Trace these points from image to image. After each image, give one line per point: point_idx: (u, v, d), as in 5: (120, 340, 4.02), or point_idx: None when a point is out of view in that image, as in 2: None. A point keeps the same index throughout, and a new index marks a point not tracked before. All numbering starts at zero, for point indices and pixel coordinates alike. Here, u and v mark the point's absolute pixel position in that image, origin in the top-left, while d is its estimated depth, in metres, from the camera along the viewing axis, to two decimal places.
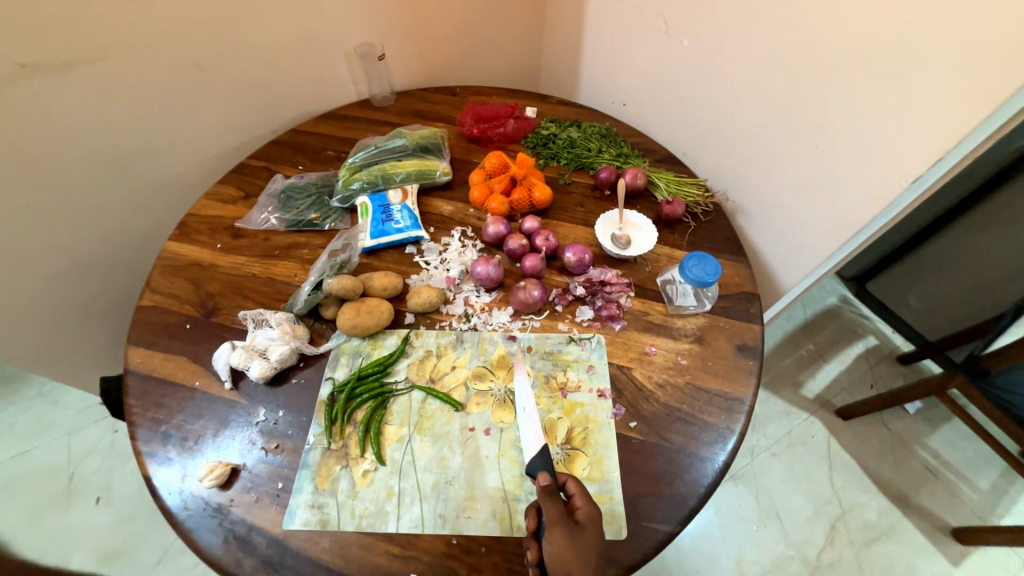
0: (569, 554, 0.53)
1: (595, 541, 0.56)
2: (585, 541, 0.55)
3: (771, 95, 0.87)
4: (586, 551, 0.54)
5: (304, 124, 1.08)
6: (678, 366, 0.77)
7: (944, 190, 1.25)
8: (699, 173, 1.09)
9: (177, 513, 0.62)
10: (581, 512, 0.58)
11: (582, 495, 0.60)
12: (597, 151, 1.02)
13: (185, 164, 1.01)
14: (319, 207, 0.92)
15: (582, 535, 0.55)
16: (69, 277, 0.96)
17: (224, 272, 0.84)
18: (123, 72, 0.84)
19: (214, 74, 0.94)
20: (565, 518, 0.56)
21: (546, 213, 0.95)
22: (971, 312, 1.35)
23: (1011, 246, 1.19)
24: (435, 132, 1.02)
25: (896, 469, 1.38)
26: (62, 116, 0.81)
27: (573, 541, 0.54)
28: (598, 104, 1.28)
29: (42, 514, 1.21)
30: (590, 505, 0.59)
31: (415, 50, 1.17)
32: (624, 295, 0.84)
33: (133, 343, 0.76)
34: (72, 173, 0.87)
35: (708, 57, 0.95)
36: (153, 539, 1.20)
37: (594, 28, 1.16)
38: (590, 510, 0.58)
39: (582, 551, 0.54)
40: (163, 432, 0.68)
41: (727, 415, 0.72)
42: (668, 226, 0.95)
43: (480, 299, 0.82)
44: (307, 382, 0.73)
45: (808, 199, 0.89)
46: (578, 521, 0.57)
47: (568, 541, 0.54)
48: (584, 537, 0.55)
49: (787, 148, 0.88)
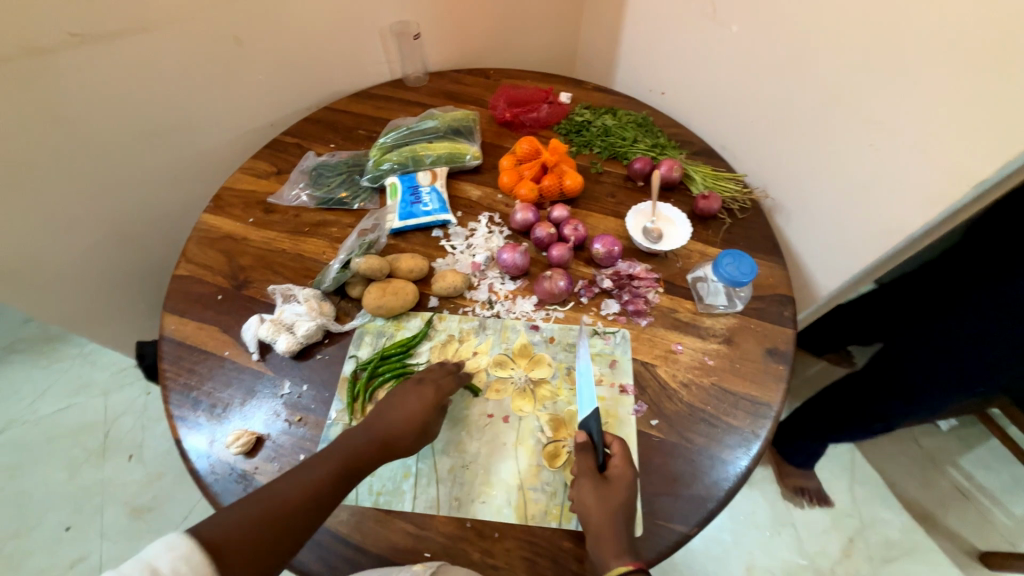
0: (591, 500, 0.58)
1: (623, 494, 0.59)
2: (610, 495, 0.58)
3: (821, 86, 0.82)
4: (612, 502, 0.58)
5: (338, 103, 1.08)
6: (704, 367, 0.74)
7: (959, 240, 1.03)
8: (738, 167, 1.04)
9: (205, 476, 0.64)
10: (614, 471, 0.60)
11: (621, 456, 0.61)
12: (632, 141, 0.99)
13: (222, 139, 1.02)
14: (349, 186, 0.92)
15: (609, 489, 0.59)
16: (111, 245, 1.00)
17: (256, 246, 0.85)
18: (164, 45, 0.85)
19: (252, 50, 0.94)
20: (595, 472, 0.60)
21: (576, 202, 0.93)
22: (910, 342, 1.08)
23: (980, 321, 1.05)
24: (467, 115, 1.01)
25: (924, 487, 1.33)
26: (104, 87, 0.83)
27: (597, 492, 0.58)
28: (635, 93, 1.24)
29: (79, 466, 1.29)
30: (627, 468, 0.60)
31: (450, 30, 1.15)
32: (652, 290, 0.81)
33: (169, 310, 0.78)
34: (118, 144, 0.90)
35: (757, 44, 0.89)
36: (181, 497, 1.27)
37: (636, 12, 1.12)
38: (624, 472, 0.60)
39: (605, 503, 0.58)
40: (194, 397, 0.70)
41: (753, 420, 0.70)
42: (702, 222, 0.91)
43: (504, 287, 0.82)
44: (331, 358, 0.74)
45: (854, 200, 0.84)
46: (609, 476, 0.60)
47: (592, 490, 0.58)
48: (611, 492, 0.58)
49: (835, 145, 0.83)
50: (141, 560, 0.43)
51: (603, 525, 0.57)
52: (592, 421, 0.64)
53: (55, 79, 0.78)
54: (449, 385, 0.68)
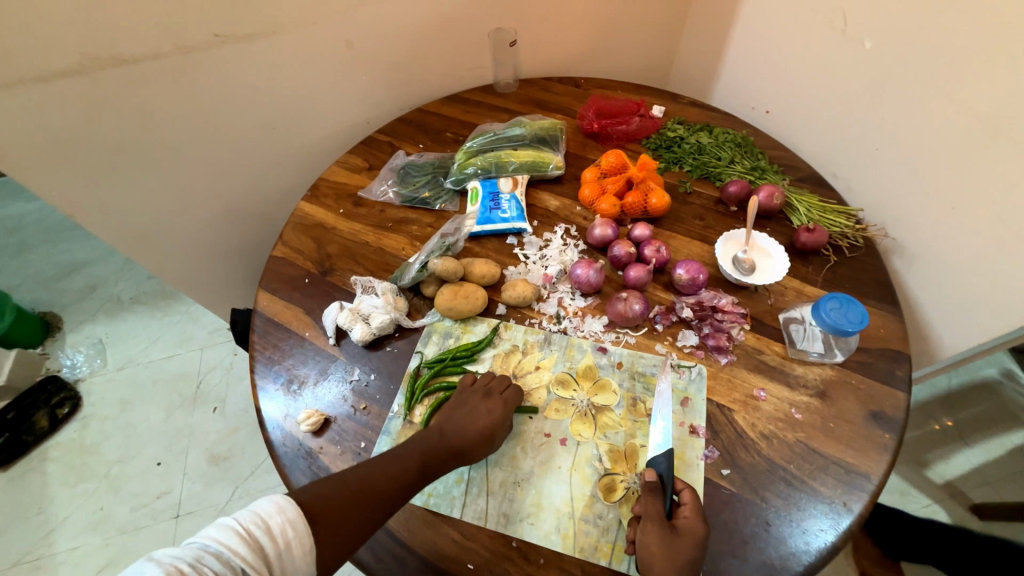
0: (656, 548, 0.54)
1: (692, 548, 0.54)
2: (680, 547, 0.54)
3: (977, 117, 0.71)
4: (678, 555, 0.53)
5: (430, 105, 1.12)
6: (790, 420, 0.67)
7: None
8: (851, 199, 0.93)
9: (277, 446, 0.69)
10: (684, 521, 0.56)
11: (693, 507, 0.57)
12: (729, 162, 0.92)
13: (324, 134, 1.11)
14: (433, 186, 0.95)
15: (677, 541, 0.54)
16: (222, 221, 1.12)
17: (343, 236, 0.91)
18: (289, 46, 0.93)
19: (361, 53, 1.01)
20: (662, 518, 0.56)
21: (659, 222, 0.88)
22: None
23: None
24: (554, 124, 1.00)
25: None
26: (235, 82, 0.93)
27: (665, 542, 0.54)
28: (734, 110, 1.15)
29: (174, 410, 1.46)
30: (698, 521, 0.56)
31: (546, 38, 1.15)
32: (737, 326, 0.75)
33: (263, 287, 0.85)
34: (240, 132, 1.00)
35: (896, 63, 0.79)
36: (250, 453, 1.39)
37: (747, 25, 1.04)
38: (695, 525, 0.56)
39: (674, 554, 0.53)
40: (275, 371, 0.76)
41: (845, 491, 0.61)
42: (802, 257, 0.82)
43: (574, 303, 0.79)
44: (399, 352, 0.76)
45: (1006, 254, 0.72)
46: (677, 527, 0.56)
47: (660, 539, 0.54)
48: (678, 544, 0.54)
49: (989, 187, 0.72)
50: (256, 514, 0.49)
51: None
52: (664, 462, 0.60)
53: (200, 73, 0.88)
54: (515, 399, 0.68)
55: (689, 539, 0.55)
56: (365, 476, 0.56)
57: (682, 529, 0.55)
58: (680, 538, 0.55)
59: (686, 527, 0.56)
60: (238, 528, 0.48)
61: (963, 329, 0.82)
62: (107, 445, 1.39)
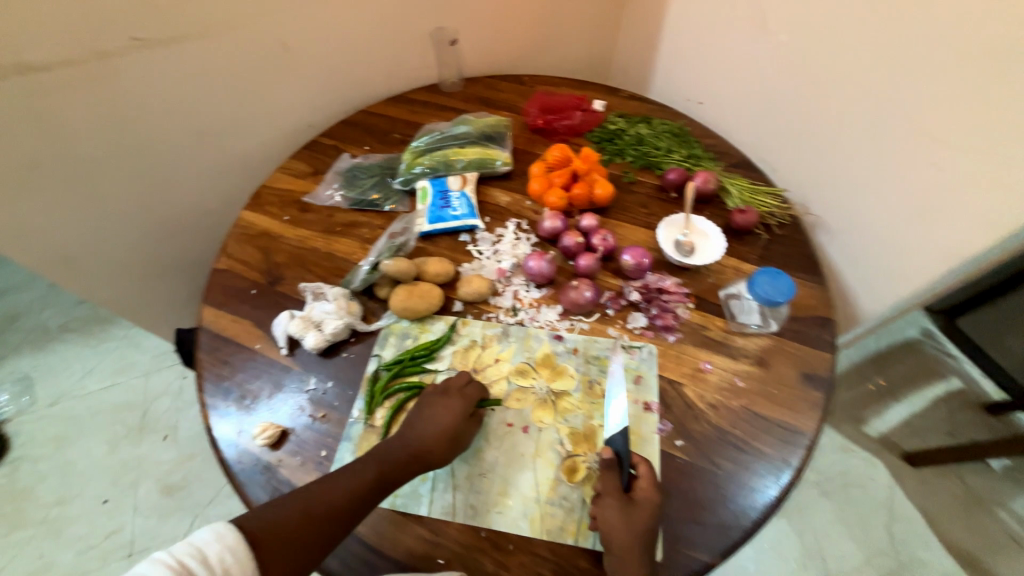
0: (615, 521, 0.57)
1: (647, 515, 0.58)
2: (636, 516, 0.57)
3: (878, 104, 0.79)
4: (635, 525, 0.57)
5: (374, 106, 1.11)
6: (734, 388, 0.71)
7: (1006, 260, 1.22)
8: (779, 181, 1.00)
9: (232, 465, 0.66)
10: (640, 493, 0.59)
11: (648, 478, 0.61)
12: (667, 151, 0.97)
13: (264, 139, 1.06)
14: (382, 188, 0.94)
15: (634, 511, 0.58)
16: (157, 236, 1.05)
17: (290, 243, 0.88)
18: (219, 50, 0.89)
19: (298, 55, 0.98)
20: (618, 492, 0.59)
21: (606, 212, 0.91)
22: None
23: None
24: (500, 121, 1.01)
25: (969, 531, 1.23)
26: (160, 88, 0.87)
27: (623, 514, 0.57)
28: (671, 102, 1.21)
29: (119, 442, 1.36)
30: (653, 490, 0.60)
31: (488, 37, 1.16)
32: (682, 305, 0.79)
33: (206, 302, 0.81)
34: (171, 141, 0.95)
35: (807, 55, 0.86)
36: (208, 479, 1.32)
37: (676, 21, 1.10)
38: (650, 495, 0.59)
39: (632, 524, 0.57)
40: (225, 387, 0.73)
41: (786, 448, 0.66)
42: (737, 236, 0.88)
43: (529, 295, 0.81)
44: (356, 357, 0.75)
45: (912, 220, 0.81)
46: (634, 498, 0.59)
47: (618, 512, 0.57)
48: (634, 513, 0.57)
49: (893, 161, 0.80)
50: (193, 545, 0.48)
51: (625, 544, 0.56)
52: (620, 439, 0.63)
53: (119, 81, 0.83)
54: (477, 393, 0.68)
55: (644, 507, 0.58)
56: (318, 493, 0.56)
57: (637, 500, 0.59)
58: (636, 508, 0.58)
59: (641, 497, 0.59)
60: (171, 561, 0.47)
61: (880, 293, 0.91)
62: (42, 487, 1.28)
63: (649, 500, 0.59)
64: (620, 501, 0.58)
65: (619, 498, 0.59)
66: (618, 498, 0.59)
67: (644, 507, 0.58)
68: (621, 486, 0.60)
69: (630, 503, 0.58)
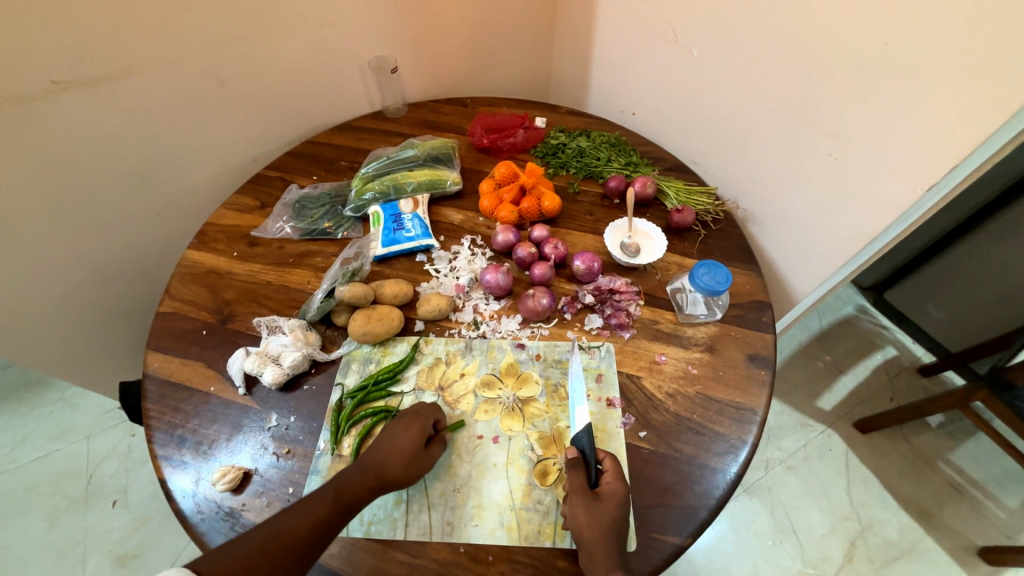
0: (583, 518, 0.59)
1: (617, 505, 0.60)
2: (602, 511, 0.59)
3: (779, 104, 0.87)
4: (602, 518, 0.59)
5: (320, 136, 1.11)
6: (688, 376, 0.76)
7: (915, 235, 1.40)
8: (711, 182, 1.08)
9: (190, 516, 0.63)
10: (606, 488, 0.61)
11: (614, 473, 0.63)
12: (606, 161, 1.03)
13: (205, 176, 1.04)
14: (333, 216, 0.94)
15: (600, 507, 0.60)
16: (92, 285, 0.99)
17: (240, 279, 0.86)
18: (149, 89, 0.87)
19: (235, 90, 0.98)
20: (584, 490, 0.61)
21: (555, 221, 0.95)
22: (971, 327, 1.39)
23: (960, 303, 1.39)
24: (445, 143, 1.04)
25: (918, 485, 1.34)
26: (87, 131, 0.84)
27: (589, 510, 0.59)
28: (607, 114, 1.29)
29: (60, 516, 1.24)
30: (619, 483, 0.62)
31: (427, 63, 1.20)
32: (633, 303, 0.83)
33: (153, 348, 0.78)
34: (103, 185, 0.91)
35: (718, 66, 0.95)
36: (167, 543, 1.22)
37: (602, 40, 1.18)
38: (615, 488, 0.61)
39: (598, 518, 0.59)
40: (178, 436, 0.69)
41: (739, 426, 0.71)
42: (678, 234, 0.95)
43: (489, 307, 0.83)
44: (318, 388, 0.74)
45: (819, 207, 0.88)
46: (600, 495, 0.61)
47: (585, 508, 0.59)
48: (603, 506, 0.60)
49: (800, 156, 0.88)
50: None
51: (594, 539, 0.57)
52: (584, 437, 0.64)
53: (41, 125, 0.79)
54: (431, 413, 0.67)
55: (609, 500, 0.60)
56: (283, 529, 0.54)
57: (602, 493, 0.61)
58: (603, 502, 0.60)
59: (606, 490, 0.61)
60: None
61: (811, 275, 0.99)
62: None
63: (615, 493, 0.61)
64: (587, 497, 0.60)
65: (586, 495, 0.60)
66: (585, 496, 0.60)
67: (611, 500, 0.60)
68: (587, 483, 0.62)
69: (597, 498, 0.60)
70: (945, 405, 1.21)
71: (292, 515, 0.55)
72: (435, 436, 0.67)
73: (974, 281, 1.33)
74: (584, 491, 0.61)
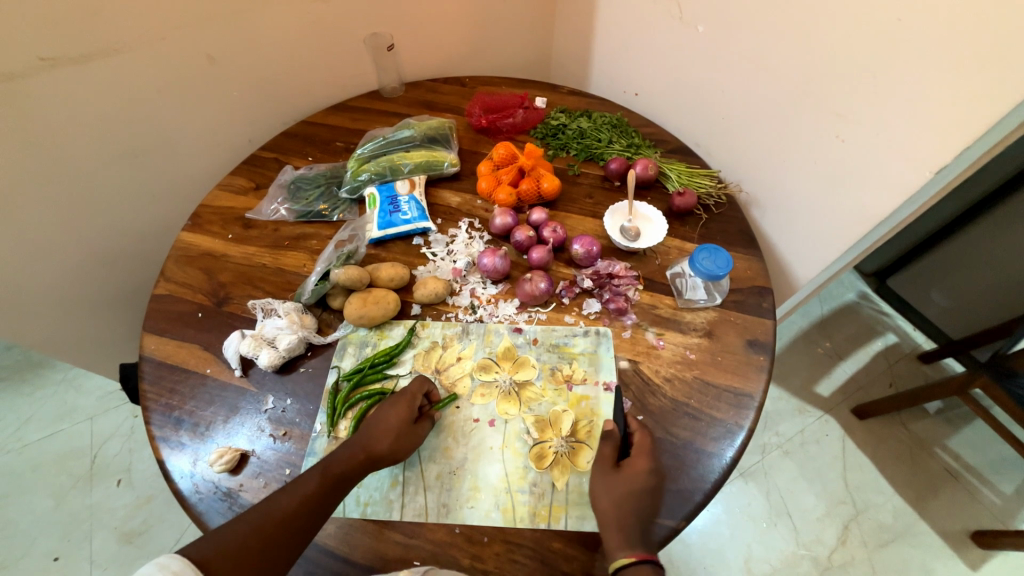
0: (599, 488, 0.61)
1: (636, 482, 0.61)
2: (619, 484, 0.61)
3: (786, 84, 0.84)
4: (617, 490, 0.60)
5: (314, 116, 1.09)
6: (686, 361, 0.75)
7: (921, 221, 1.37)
8: (714, 165, 1.06)
9: (189, 496, 0.64)
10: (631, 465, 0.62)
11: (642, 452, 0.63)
12: (608, 142, 1.01)
13: (198, 157, 1.02)
14: (328, 198, 0.93)
15: (616, 479, 0.61)
16: (88, 267, 0.99)
17: (235, 262, 0.85)
18: (138, 66, 0.85)
19: (226, 67, 0.95)
20: (607, 461, 0.63)
21: (555, 204, 0.94)
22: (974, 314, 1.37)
23: (963, 291, 1.37)
24: (442, 123, 1.02)
25: (913, 471, 1.34)
26: (74, 111, 0.82)
27: (607, 481, 0.61)
28: (609, 94, 1.26)
29: (67, 493, 1.26)
30: (644, 463, 0.62)
31: (424, 40, 1.16)
32: (632, 288, 0.82)
33: (148, 331, 0.77)
34: (93, 167, 0.89)
35: (724, 43, 0.91)
36: (172, 521, 1.24)
37: (605, 16, 1.14)
38: (639, 466, 0.62)
39: (614, 490, 0.61)
40: (176, 417, 0.70)
41: (736, 411, 0.70)
42: (679, 218, 0.93)
43: (486, 291, 0.82)
44: (314, 371, 0.74)
45: (824, 191, 0.86)
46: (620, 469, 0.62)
47: (603, 480, 0.62)
48: (618, 479, 0.61)
49: (806, 138, 0.85)
50: None
51: (609, 511, 0.60)
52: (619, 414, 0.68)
53: (26, 104, 0.77)
54: (420, 388, 0.68)
55: (631, 473, 0.61)
56: (278, 513, 0.54)
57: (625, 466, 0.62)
58: (624, 476, 0.61)
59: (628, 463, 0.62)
60: None
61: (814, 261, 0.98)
62: None
63: (638, 470, 0.61)
64: (609, 468, 0.62)
65: (607, 466, 0.63)
66: (607, 467, 0.62)
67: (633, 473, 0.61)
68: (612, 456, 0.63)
69: (618, 472, 0.62)
70: (943, 392, 1.20)
71: (291, 499, 0.56)
72: (426, 411, 0.68)
73: (979, 267, 1.31)
74: (605, 463, 0.63)
